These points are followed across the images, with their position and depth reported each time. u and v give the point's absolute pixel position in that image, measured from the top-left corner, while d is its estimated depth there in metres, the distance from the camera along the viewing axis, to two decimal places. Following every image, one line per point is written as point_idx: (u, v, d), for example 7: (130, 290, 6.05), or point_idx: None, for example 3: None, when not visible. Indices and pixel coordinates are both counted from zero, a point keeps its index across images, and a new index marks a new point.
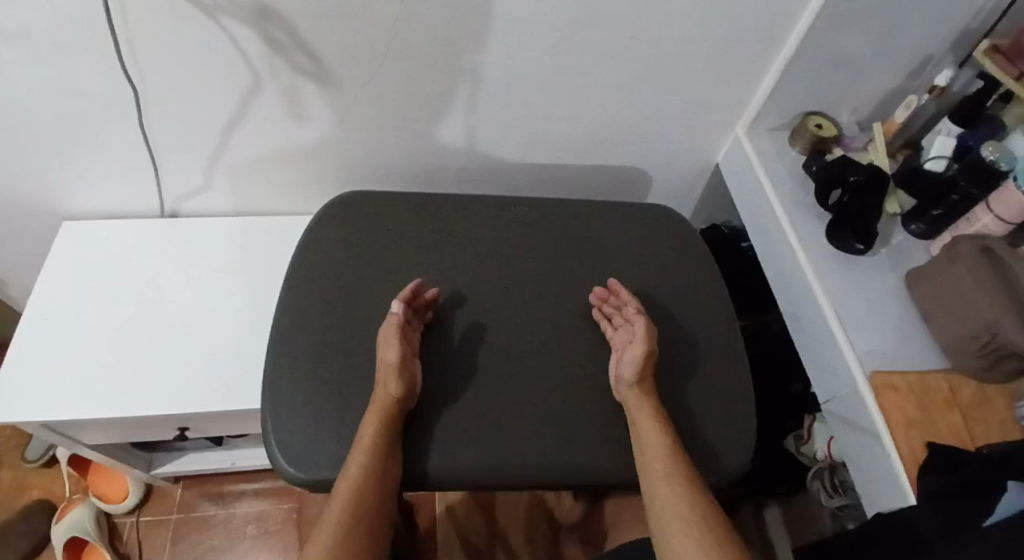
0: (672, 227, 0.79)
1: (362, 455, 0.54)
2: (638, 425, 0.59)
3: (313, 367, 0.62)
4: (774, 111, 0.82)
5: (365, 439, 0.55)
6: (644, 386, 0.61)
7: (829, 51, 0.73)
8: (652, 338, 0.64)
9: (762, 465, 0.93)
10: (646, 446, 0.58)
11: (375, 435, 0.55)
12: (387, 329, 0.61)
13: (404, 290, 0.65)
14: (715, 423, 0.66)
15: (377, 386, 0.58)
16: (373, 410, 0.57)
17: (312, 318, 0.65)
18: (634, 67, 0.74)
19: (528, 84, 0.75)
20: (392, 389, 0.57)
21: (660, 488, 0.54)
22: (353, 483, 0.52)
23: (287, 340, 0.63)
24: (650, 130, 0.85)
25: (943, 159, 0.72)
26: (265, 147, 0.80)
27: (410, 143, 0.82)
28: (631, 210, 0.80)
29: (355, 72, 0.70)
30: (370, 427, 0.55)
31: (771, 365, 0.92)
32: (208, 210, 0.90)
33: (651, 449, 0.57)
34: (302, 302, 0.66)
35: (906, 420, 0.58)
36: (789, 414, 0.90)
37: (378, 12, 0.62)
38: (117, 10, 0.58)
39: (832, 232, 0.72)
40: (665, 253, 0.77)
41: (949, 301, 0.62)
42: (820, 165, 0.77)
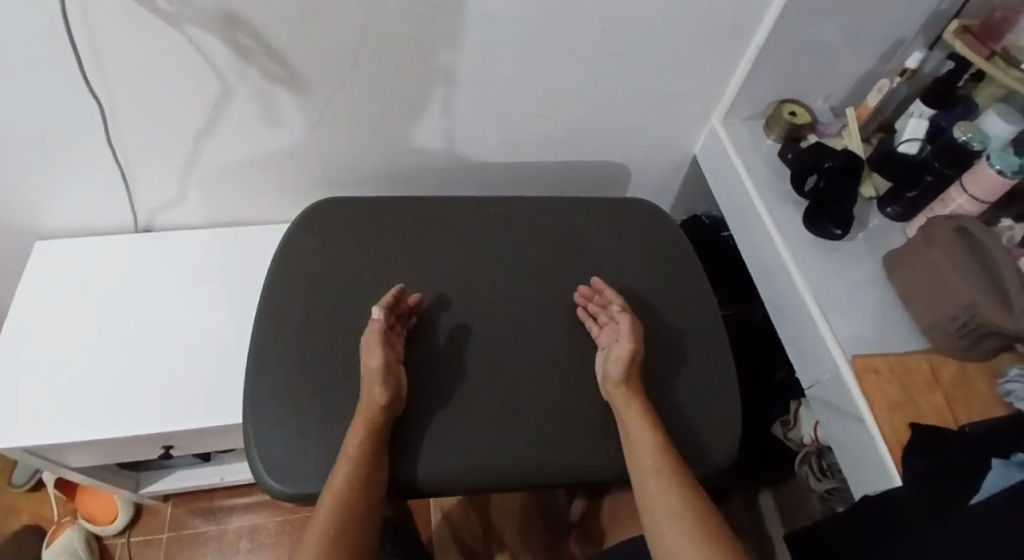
0: (659, 222, 0.79)
1: (345, 466, 0.53)
2: (627, 423, 0.59)
3: (295, 378, 0.61)
4: (748, 99, 0.82)
5: (350, 447, 0.54)
6: (630, 383, 0.61)
7: (799, 38, 0.73)
8: (637, 333, 0.64)
9: (751, 453, 0.93)
10: (636, 443, 0.57)
11: (359, 444, 0.54)
12: (370, 336, 0.60)
13: (386, 295, 0.65)
14: (703, 414, 0.66)
15: (362, 395, 0.58)
16: (357, 418, 0.56)
17: (293, 329, 0.64)
18: (609, 62, 0.74)
19: (503, 82, 0.75)
20: (376, 398, 0.57)
21: (650, 484, 0.54)
22: (337, 493, 0.51)
23: (267, 352, 0.63)
24: (628, 124, 0.85)
25: (917, 142, 0.73)
26: (240, 156, 0.79)
27: (387, 145, 0.82)
28: (611, 206, 0.80)
29: (327, 77, 0.69)
30: (354, 436, 0.55)
31: (756, 352, 0.92)
32: (185, 222, 0.88)
33: (640, 447, 0.57)
34: (282, 312, 0.65)
35: (888, 402, 0.58)
36: (775, 401, 0.91)
37: (347, 15, 0.62)
38: (79, 25, 0.57)
39: (809, 217, 0.72)
40: (647, 247, 0.77)
41: (927, 284, 0.63)
42: (795, 152, 0.78)
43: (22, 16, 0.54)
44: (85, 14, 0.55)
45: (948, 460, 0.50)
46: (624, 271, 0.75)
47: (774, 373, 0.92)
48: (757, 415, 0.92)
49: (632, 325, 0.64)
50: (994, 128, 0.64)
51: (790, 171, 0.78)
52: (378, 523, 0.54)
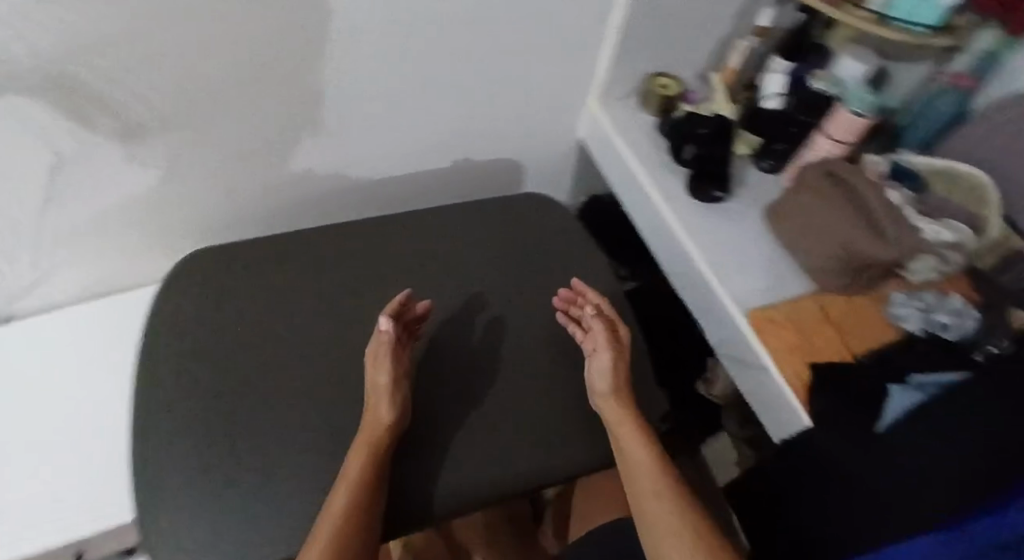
0: (559, 212, 0.80)
1: (346, 489, 0.51)
2: (623, 443, 0.58)
3: (196, 455, 0.57)
4: (619, 78, 0.83)
5: (352, 469, 0.52)
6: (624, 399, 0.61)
7: (654, 13, 0.74)
8: (623, 343, 0.65)
9: (686, 415, 0.96)
10: (629, 459, 0.56)
11: (362, 466, 0.52)
12: (376, 348, 0.59)
13: (390, 305, 0.63)
14: (626, 394, 0.67)
15: (369, 414, 0.56)
16: (360, 438, 0.54)
17: (188, 398, 0.59)
18: (473, 61, 0.73)
19: (370, 98, 0.72)
20: (383, 417, 0.55)
21: (648, 503, 0.52)
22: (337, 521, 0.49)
23: (160, 431, 0.58)
24: (511, 117, 0.85)
25: (779, 96, 0.74)
26: (99, 219, 0.72)
27: (261, 180, 0.78)
28: (505, 206, 0.79)
29: (176, 122, 0.64)
30: (356, 459, 0.53)
31: (671, 320, 0.95)
32: (51, 299, 0.80)
33: (638, 468, 0.55)
34: (170, 384, 0.60)
35: (789, 349, 0.61)
36: (695, 362, 0.95)
37: (187, 54, 0.57)
38: None
39: (693, 185, 0.75)
40: (549, 240, 0.78)
41: (806, 229, 0.66)
42: (672, 124, 0.80)
43: None
44: None
45: (858, 393, 0.54)
46: (535, 268, 0.76)
47: (686, 334, 0.95)
48: (678, 377, 0.95)
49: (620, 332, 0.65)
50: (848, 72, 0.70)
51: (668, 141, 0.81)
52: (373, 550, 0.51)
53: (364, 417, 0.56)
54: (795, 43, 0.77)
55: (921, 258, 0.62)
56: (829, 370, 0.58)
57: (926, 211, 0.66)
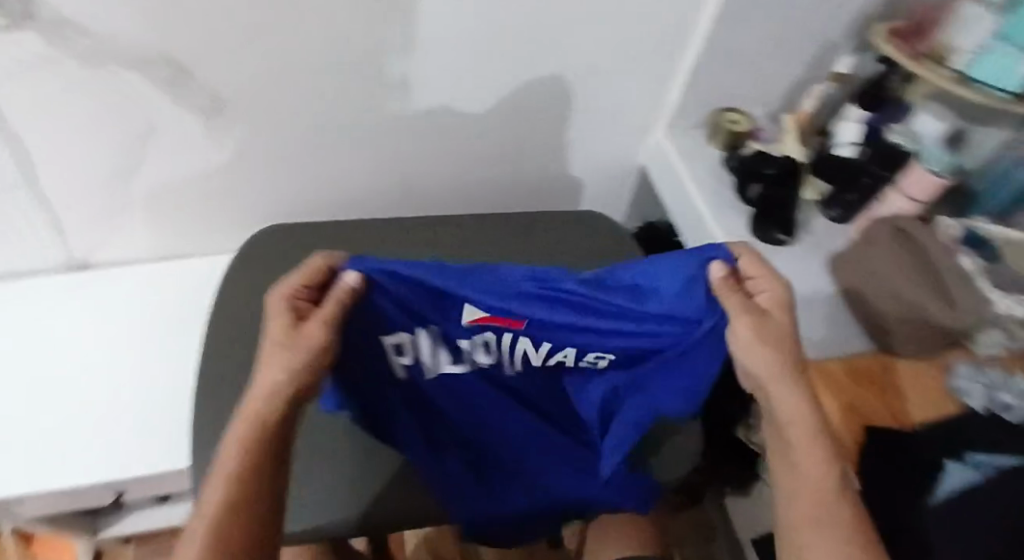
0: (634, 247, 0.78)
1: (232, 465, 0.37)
2: (785, 431, 0.41)
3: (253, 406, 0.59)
4: (691, 106, 0.79)
5: (225, 458, 0.38)
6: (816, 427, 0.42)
7: (732, 43, 0.71)
8: (789, 333, 0.41)
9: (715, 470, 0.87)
10: (798, 459, 0.41)
11: (239, 460, 0.37)
12: (279, 300, 0.40)
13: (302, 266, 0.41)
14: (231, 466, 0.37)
15: (265, 369, 0.39)
16: (257, 413, 0.39)
17: (228, 400, 0.60)
18: (550, 74, 0.71)
19: (441, 109, 0.72)
20: (282, 385, 0.39)
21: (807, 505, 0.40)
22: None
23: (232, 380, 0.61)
24: (577, 128, 0.81)
25: (857, 146, 0.71)
26: (170, 178, 0.72)
27: (323, 177, 0.77)
28: (590, 246, 0.77)
29: (256, 107, 0.65)
30: (236, 437, 0.38)
31: None
32: (119, 258, 0.82)
33: (801, 457, 0.41)
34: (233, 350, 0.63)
35: (845, 403, 0.59)
36: None
37: (216, 20, 0.54)
38: None
39: (757, 225, 0.71)
40: None
41: (875, 284, 0.63)
42: (739, 160, 0.76)
43: None
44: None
45: (906, 459, 0.54)
46: None
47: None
48: None
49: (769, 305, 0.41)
50: (931, 125, 0.66)
51: (733, 177, 0.77)
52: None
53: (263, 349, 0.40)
54: (874, 93, 0.71)
55: (988, 330, 0.60)
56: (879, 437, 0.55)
57: (1005, 284, 0.60)
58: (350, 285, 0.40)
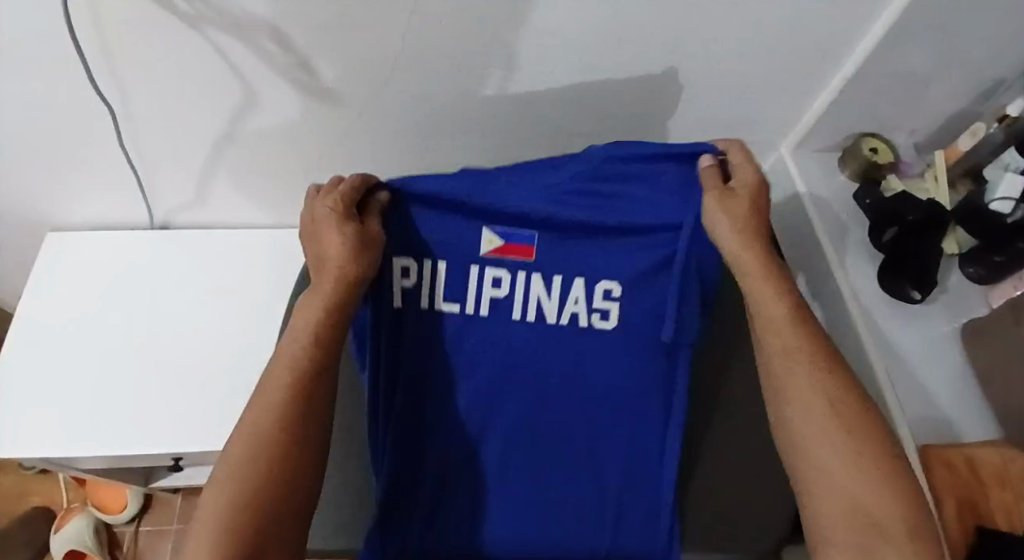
0: None
1: (285, 361, 0.43)
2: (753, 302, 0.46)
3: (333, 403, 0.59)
4: (824, 132, 0.72)
5: (284, 349, 0.44)
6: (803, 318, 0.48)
7: (889, 70, 0.63)
8: (754, 207, 0.45)
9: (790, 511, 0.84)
10: (765, 324, 0.45)
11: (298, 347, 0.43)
12: (308, 217, 0.46)
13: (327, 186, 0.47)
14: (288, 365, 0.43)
15: (314, 276, 0.45)
16: (303, 304, 0.44)
17: None
18: (676, 83, 0.64)
19: (551, 106, 0.66)
20: (328, 277, 0.43)
21: (794, 380, 0.43)
22: (272, 435, 0.40)
23: None
24: (690, 144, 0.76)
25: (1011, 202, 0.62)
26: (267, 148, 0.70)
27: (418, 158, 0.74)
28: None
29: (360, 88, 0.61)
30: (289, 334, 0.44)
31: None
32: (205, 220, 0.83)
33: (776, 326, 0.44)
34: None
35: (957, 499, 0.53)
36: None
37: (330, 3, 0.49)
38: (88, 35, 0.50)
39: (884, 276, 0.64)
40: None
41: (1015, 367, 0.56)
42: (874, 197, 0.67)
43: (42, 49, 0.52)
44: (100, 38, 0.51)
45: None
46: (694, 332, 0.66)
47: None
48: None
49: (747, 194, 0.44)
50: None
51: (866, 217, 0.69)
52: (302, 499, 0.41)
53: (309, 259, 0.46)
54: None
55: None
56: (992, 538, 0.49)
57: None
58: (383, 197, 0.45)
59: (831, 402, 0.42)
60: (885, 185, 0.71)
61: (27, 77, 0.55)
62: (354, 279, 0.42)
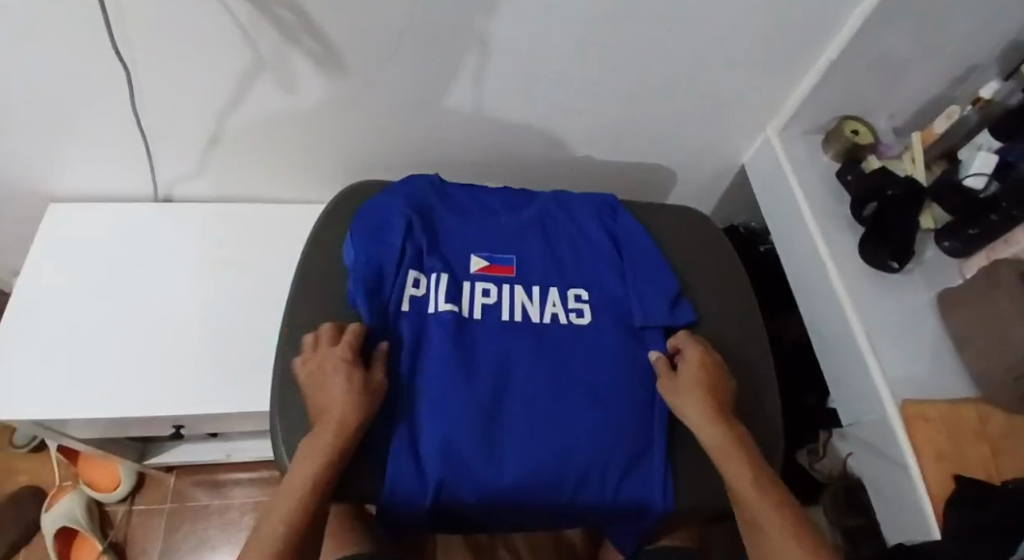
0: (724, 251, 0.76)
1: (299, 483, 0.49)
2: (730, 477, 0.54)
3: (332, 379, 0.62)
4: (809, 114, 0.76)
5: (297, 479, 0.50)
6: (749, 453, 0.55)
7: (868, 53, 0.67)
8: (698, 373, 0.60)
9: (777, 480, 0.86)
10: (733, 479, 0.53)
11: (307, 480, 0.49)
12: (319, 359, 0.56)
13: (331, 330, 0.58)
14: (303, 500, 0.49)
15: (320, 408, 0.53)
16: (316, 441, 0.51)
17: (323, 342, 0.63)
18: (669, 62, 0.68)
19: (549, 82, 0.69)
20: (335, 413, 0.52)
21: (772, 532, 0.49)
22: (279, 541, 0.47)
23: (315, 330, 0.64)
24: (683, 124, 0.79)
25: (984, 177, 0.65)
26: (272, 120, 0.71)
27: (420, 133, 0.76)
28: (681, 241, 0.75)
29: (366, 59, 0.63)
30: (304, 467, 0.50)
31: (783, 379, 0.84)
32: (207, 195, 0.84)
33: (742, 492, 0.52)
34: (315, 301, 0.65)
35: (937, 454, 0.55)
36: (802, 430, 0.83)
37: None
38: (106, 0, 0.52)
39: (865, 247, 0.68)
40: (700, 278, 0.73)
41: (988, 329, 0.59)
42: (856, 174, 0.72)
43: (59, 14, 0.53)
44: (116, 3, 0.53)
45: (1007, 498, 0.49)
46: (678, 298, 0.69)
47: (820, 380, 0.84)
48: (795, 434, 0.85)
49: (692, 368, 0.60)
50: None
51: (848, 194, 0.74)
52: None
53: (316, 407, 0.54)
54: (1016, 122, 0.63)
55: None
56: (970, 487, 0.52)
57: None
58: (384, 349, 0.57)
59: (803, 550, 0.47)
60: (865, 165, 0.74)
61: (40, 40, 0.56)
62: (353, 426, 0.52)
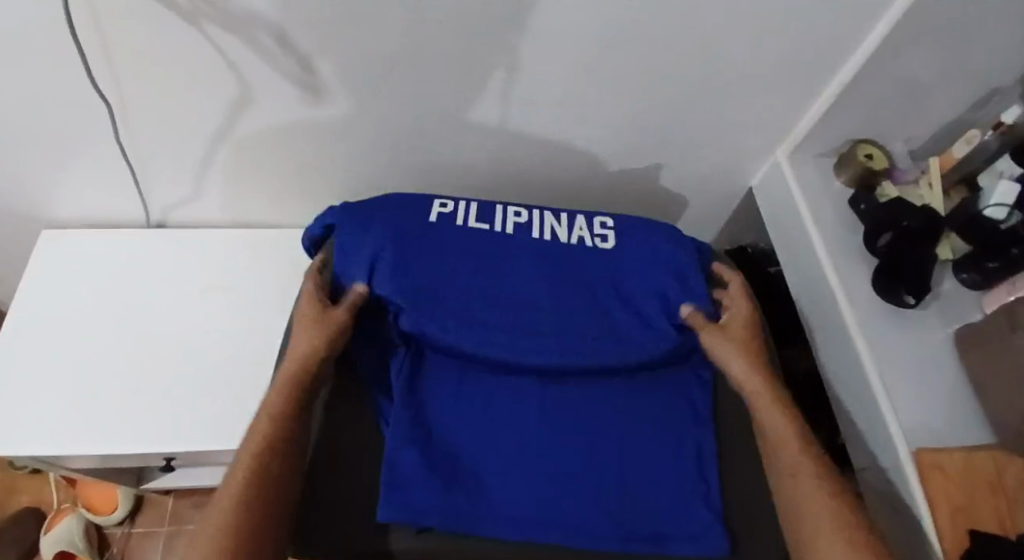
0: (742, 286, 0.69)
1: (263, 427, 0.51)
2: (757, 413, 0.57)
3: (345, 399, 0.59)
4: (820, 137, 0.73)
5: (261, 421, 0.51)
6: (792, 421, 0.56)
7: (885, 76, 0.63)
8: (744, 333, 0.62)
9: None
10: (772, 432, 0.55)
11: (268, 422, 0.51)
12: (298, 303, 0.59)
13: (307, 283, 0.60)
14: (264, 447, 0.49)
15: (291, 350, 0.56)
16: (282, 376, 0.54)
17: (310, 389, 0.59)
18: (674, 85, 0.65)
19: (548, 106, 0.67)
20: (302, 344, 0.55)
21: (799, 484, 0.51)
22: (235, 487, 0.46)
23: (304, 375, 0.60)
24: (690, 147, 0.76)
25: (1005, 208, 0.62)
26: (266, 147, 0.70)
27: (418, 157, 0.74)
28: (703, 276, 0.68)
29: (359, 85, 0.61)
30: (269, 403, 0.52)
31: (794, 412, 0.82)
32: (202, 218, 0.83)
33: (772, 436, 0.55)
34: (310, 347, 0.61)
35: (952, 507, 0.53)
36: None
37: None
38: (88, 28, 0.51)
39: (878, 282, 0.65)
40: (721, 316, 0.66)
41: (1007, 373, 0.56)
42: (870, 203, 0.68)
43: (41, 44, 0.52)
44: (98, 33, 0.51)
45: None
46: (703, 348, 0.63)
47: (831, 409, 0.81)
48: None
49: (739, 321, 0.63)
50: None
51: (861, 223, 0.70)
52: None
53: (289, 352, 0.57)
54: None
55: None
56: (988, 544, 0.49)
57: None
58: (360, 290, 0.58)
59: (829, 503, 0.49)
60: (879, 193, 0.71)
61: (24, 71, 0.55)
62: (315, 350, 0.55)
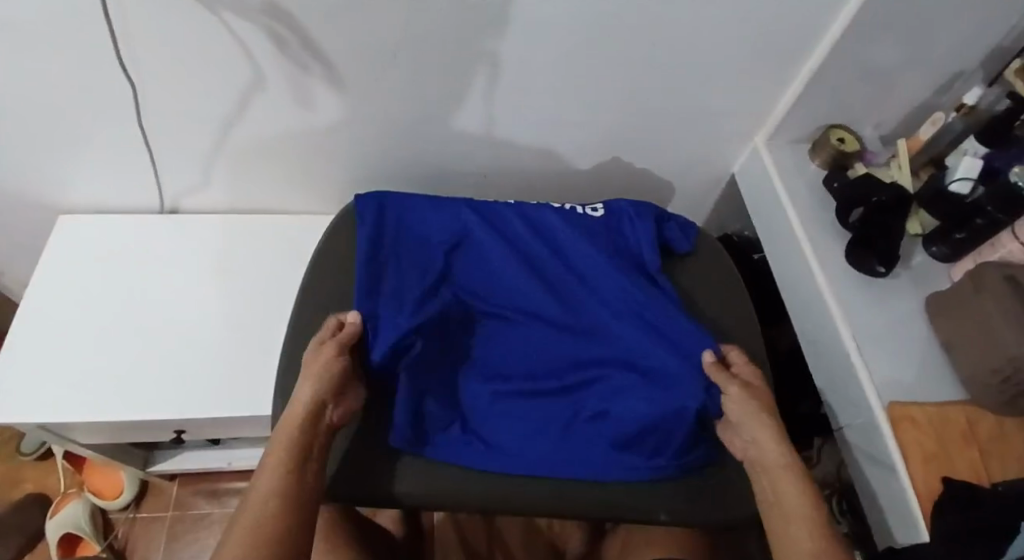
0: (728, 269, 0.73)
1: (261, 489, 0.48)
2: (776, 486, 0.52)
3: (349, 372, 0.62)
4: (796, 122, 0.77)
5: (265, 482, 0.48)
6: (803, 482, 0.52)
7: (851, 63, 0.68)
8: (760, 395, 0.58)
9: None
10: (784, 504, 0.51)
11: (273, 479, 0.48)
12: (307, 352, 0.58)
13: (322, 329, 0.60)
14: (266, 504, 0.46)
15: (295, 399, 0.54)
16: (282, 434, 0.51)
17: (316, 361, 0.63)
18: (655, 74, 0.69)
19: (539, 94, 0.71)
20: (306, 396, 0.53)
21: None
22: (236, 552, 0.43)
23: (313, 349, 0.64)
24: (674, 135, 0.80)
25: (969, 182, 0.65)
26: (274, 135, 0.75)
27: (417, 146, 0.79)
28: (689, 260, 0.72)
29: (363, 74, 0.66)
30: (270, 461, 0.49)
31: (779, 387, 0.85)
32: (211, 206, 0.87)
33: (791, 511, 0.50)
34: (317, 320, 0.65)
35: (925, 457, 0.55)
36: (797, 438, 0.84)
37: None
38: (117, 16, 0.55)
39: (851, 252, 0.69)
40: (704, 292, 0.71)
41: (972, 331, 0.59)
42: (842, 181, 0.73)
43: (72, 31, 0.56)
44: (125, 20, 0.56)
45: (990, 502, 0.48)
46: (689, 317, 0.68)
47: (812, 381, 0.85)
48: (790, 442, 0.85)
49: (751, 383, 0.59)
50: None
51: (835, 201, 0.75)
52: None
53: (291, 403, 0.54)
54: (1000, 131, 0.65)
55: None
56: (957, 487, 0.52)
57: None
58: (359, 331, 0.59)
59: None
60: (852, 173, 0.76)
61: (54, 58, 0.60)
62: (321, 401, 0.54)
